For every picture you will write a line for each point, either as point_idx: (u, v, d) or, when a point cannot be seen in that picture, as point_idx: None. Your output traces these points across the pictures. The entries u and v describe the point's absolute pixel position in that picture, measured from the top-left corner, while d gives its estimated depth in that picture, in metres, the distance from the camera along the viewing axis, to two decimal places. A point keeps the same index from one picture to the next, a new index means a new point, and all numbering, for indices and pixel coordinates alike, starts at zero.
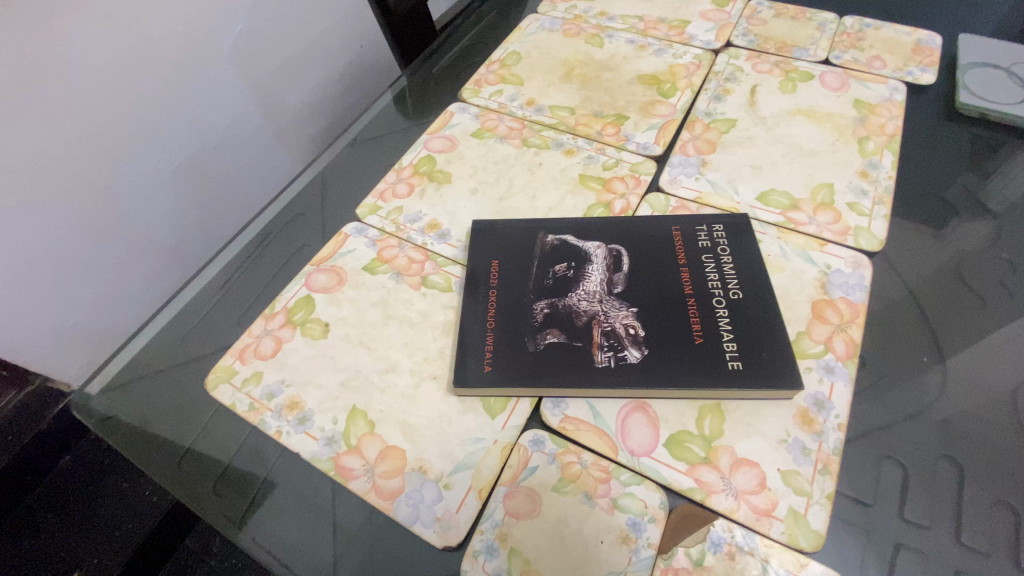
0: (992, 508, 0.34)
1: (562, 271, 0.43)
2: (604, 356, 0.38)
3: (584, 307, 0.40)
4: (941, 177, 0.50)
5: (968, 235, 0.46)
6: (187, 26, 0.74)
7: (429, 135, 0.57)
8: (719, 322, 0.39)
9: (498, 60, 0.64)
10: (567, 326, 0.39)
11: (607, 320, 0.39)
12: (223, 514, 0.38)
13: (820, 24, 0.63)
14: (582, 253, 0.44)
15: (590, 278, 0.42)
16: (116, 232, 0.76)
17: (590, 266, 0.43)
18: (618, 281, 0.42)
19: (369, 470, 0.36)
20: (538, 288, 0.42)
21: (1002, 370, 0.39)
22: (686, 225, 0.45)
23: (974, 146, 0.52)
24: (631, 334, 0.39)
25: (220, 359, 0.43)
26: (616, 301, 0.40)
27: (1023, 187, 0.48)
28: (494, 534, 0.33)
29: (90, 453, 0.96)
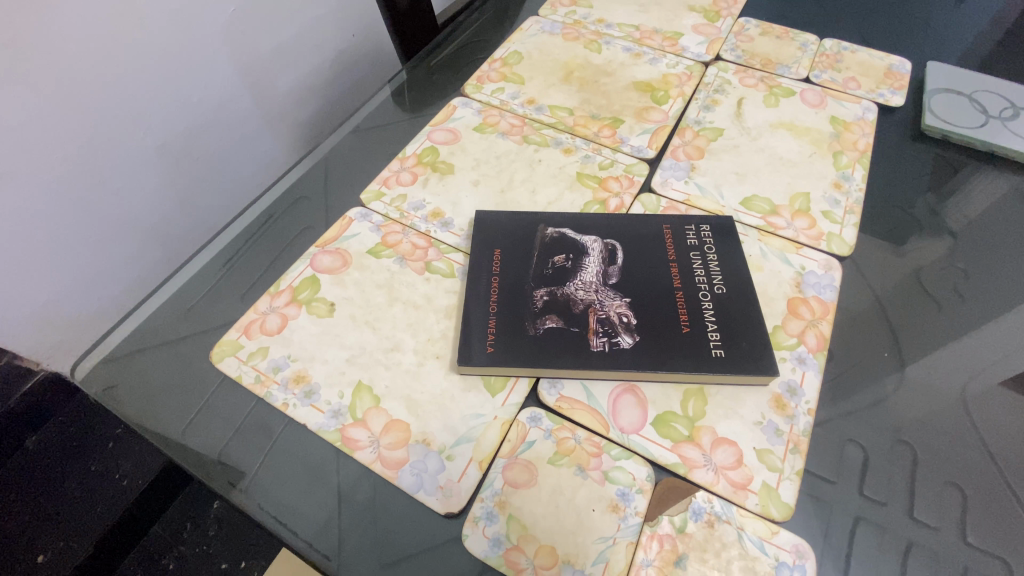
0: (940, 487, 0.38)
1: (560, 262, 0.45)
2: (599, 342, 0.41)
3: (581, 295, 0.43)
4: (905, 193, 0.54)
5: (928, 246, 0.51)
6: (181, 3, 0.73)
7: (432, 127, 0.59)
8: (704, 313, 0.42)
9: (500, 58, 0.67)
10: (565, 312, 0.42)
11: (603, 308, 0.42)
12: (229, 481, 0.39)
13: (802, 44, 0.67)
14: (579, 245, 0.46)
15: (586, 269, 0.45)
16: (98, 207, 0.75)
17: (586, 258, 0.45)
18: (613, 273, 0.44)
19: (375, 441, 0.38)
20: (538, 277, 0.44)
21: (952, 367, 0.43)
22: (676, 224, 0.48)
23: (936, 166, 0.57)
24: (624, 322, 0.41)
25: (226, 334, 0.45)
26: (611, 291, 0.43)
27: (976, 205, 0.53)
28: (494, 502, 0.36)
29: (57, 434, 0.93)
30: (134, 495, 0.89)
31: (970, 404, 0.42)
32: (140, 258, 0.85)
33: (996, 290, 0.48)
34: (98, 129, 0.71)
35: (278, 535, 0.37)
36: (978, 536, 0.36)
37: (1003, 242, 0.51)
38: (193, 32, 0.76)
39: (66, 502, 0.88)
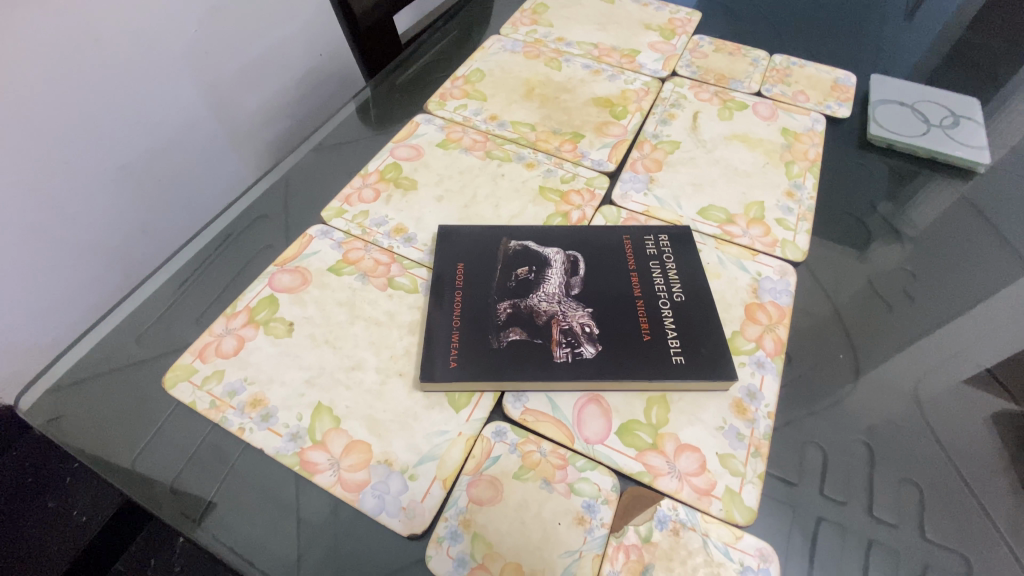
0: (897, 485, 0.39)
1: (524, 274, 0.45)
2: (563, 353, 0.41)
3: (544, 307, 0.43)
4: (854, 199, 0.57)
5: (877, 249, 0.53)
6: (142, 24, 0.72)
7: (395, 144, 0.59)
8: (665, 321, 0.43)
9: (462, 76, 0.67)
10: (528, 324, 0.42)
11: (566, 319, 0.42)
12: (182, 513, 0.37)
13: (753, 60, 0.70)
14: (542, 258, 0.47)
15: (549, 281, 0.45)
16: (52, 232, 0.73)
17: (549, 270, 0.46)
18: (576, 284, 0.45)
19: (335, 464, 0.37)
20: (501, 289, 0.44)
21: (903, 365, 0.45)
22: (635, 234, 0.49)
23: (882, 172, 0.59)
24: (586, 332, 0.42)
25: (179, 358, 0.43)
26: (574, 302, 0.43)
27: (919, 208, 0.56)
28: (458, 521, 0.35)
29: (9, 471, 0.88)
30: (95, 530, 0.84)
31: (923, 401, 0.43)
32: (98, 284, 0.82)
33: (942, 291, 0.50)
34: (53, 152, 0.68)
35: (236, 566, 0.35)
36: (935, 531, 0.37)
37: (948, 245, 0.53)
38: (153, 53, 0.75)
39: (18, 544, 0.82)
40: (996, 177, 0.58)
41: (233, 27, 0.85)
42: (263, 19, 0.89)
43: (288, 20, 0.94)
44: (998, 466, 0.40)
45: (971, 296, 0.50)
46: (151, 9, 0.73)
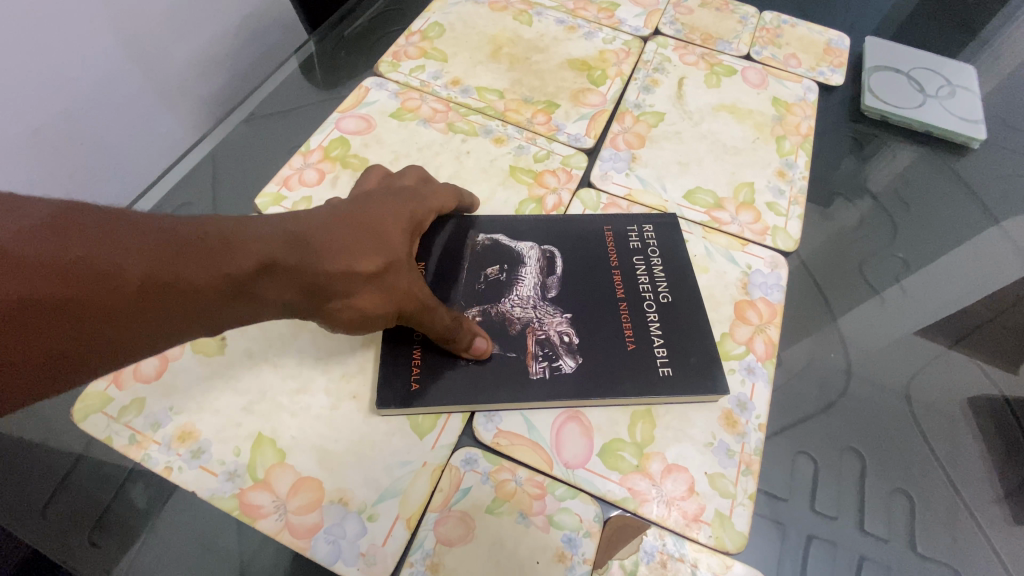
0: (889, 494, 0.37)
1: (494, 275, 0.40)
2: (539, 367, 0.36)
3: (517, 314, 0.38)
4: (847, 179, 0.53)
5: (871, 234, 0.50)
6: None
7: (341, 113, 0.51)
8: (651, 326, 0.39)
9: (418, 31, 0.59)
10: (500, 335, 0.37)
11: (542, 328, 0.38)
12: (103, 569, 0.33)
13: (742, 17, 0.63)
14: (514, 254, 0.41)
15: (523, 282, 0.40)
16: None
17: (523, 268, 0.41)
18: (552, 284, 0.40)
19: (281, 506, 0.32)
20: (467, 292, 0.39)
21: (896, 364, 0.43)
22: (616, 224, 0.44)
23: (876, 150, 0.55)
24: (565, 343, 0.37)
25: (89, 383, 0.36)
26: (550, 306, 0.39)
27: (913, 189, 0.53)
28: (425, 566, 0.31)
29: None
30: None
31: (914, 400, 0.41)
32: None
33: (935, 279, 0.47)
34: None
35: None
36: (926, 543, 0.36)
37: (940, 227, 0.51)
38: None
39: None
40: (990, 151, 0.55)
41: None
42: None
43: None
44: (987, 467, 0.39)
45: (963, 282, 0.48)
46: None
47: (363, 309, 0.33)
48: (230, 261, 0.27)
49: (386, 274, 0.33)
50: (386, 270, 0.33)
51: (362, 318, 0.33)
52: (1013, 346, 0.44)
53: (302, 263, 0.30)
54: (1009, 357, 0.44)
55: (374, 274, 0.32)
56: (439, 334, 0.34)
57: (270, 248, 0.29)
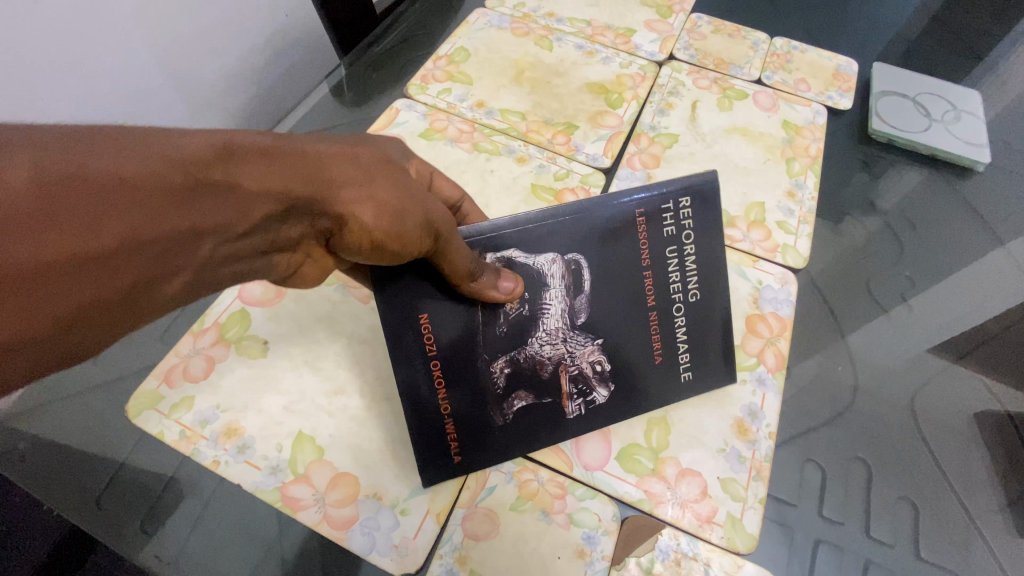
0: (896, 502, 0.39)
1: (516, 309, 0.36)
2: (575, 406, 0.37)
3: (547, 353, 0.36)
4: (855, 199, 0.55)
5: (879, 251, 0.52)
6: None
7: (374, 133, 0.55)
8: (678, 330, 0.38)
9: (445, 55, 0.62)
10: (532, 385, 0.37)
11: (573, 362, 0.37)
12: (155, 554, 0.35)
13: (753, 43, 0.66)
14: (536, 276, 0.35)
15: (550, 312, 0.36)
16: None
17: (546, 293, 0.36)
18: (580, 306, 0.36)
19: (320, 499, 0.35)
20: (489, 343, 0.35)
21: (902, 378, 0.44)
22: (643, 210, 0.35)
23: (884, 171, 0.58)
24: (597, 373, 0.37)
25: (142, 382, 0.39)
26: (580, 335, 0.37)
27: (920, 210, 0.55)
28: (453, 558, 0.33)
29: None
30: None
31: (919, 412, 0.43)
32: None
33: (940, 296, 0.49)
34: None
35: None
36: (929, 551, 0.37)
37: (946, 246, 0.52)
38: None
39: None
40: (996, 175, 0.57)
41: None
42: None
43: None
44: (991, 478, 0.40)
45: (968, 300, 0.49)
46: None
47: (381, 220, 0.30)
48: (178, 147, 0.23)
49: (398, 181, 0.31)
50: (397, 180, 0.31)
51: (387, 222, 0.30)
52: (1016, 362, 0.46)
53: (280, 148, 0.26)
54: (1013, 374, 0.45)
55: (368, 163, 0.30)
56: (462, 258, 0.32)
57: (278, 149, 0.26)
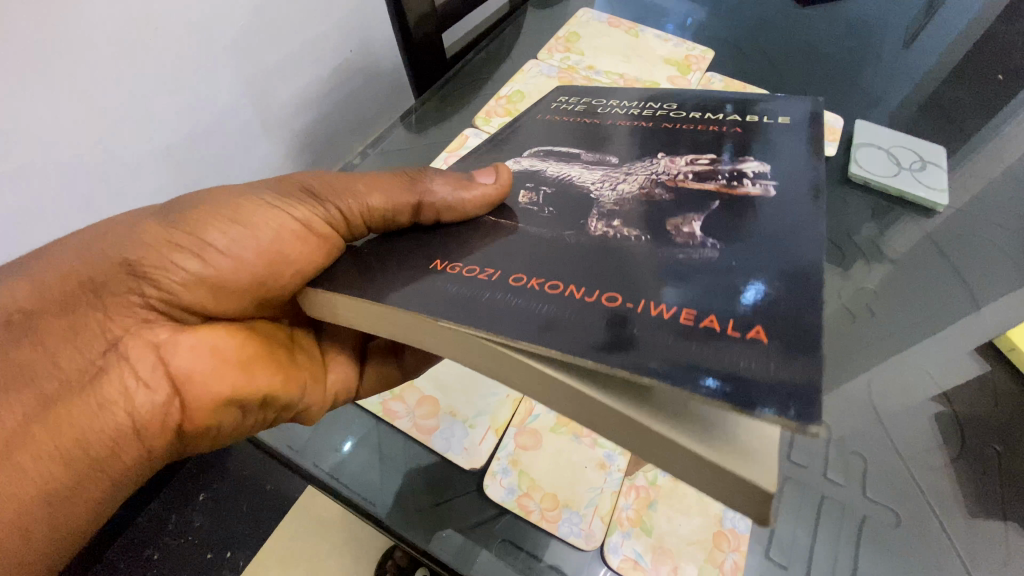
0: (846, 456, 0.51)
1: (545, 191, 0.43)
2: (758, 186, 0.38)
3: (632, 187, 0.41)
4: (850, 227, 0.69)
5: (867, 273, 0.66)
6: (199, 15, 0.76)
7: (448, 154, 0.69)
8: (709, 116, 0.48)
9: (505, 96, 0.77)
10: (680, 211, 0.37)
11: (667, 174, 0.42)
12: (286, 442, 0.49)
13: None
14: (534, 172, 0.46)
15: (584, 177, 0.44)
16: (96, 205, 0.75)
17: (548, 173, 0.46)
18: (596, 155, 0.46)
19: (411, 413, 0.49)
20: (567, 219, 0.39)
21: (855, 368, 0.58)
22: (541, 113, 0.56)
23: (873, 207, 0.71)
24: (710, 164, 0.41)
25: None
26: (632, 164, 0.44)
27: (903, 241, 0.69)
28: (508, 460, 0.46)
29: None
30: None
31: (874, 390, 0.56)
32: None
33: (904, 305, 0.63)
34: (104, 130, 0.71)
35: (332, 484, 0.47)
36: (873, 492, 0.49)
37: (924, 287, 0.65)
38: (201, 41, 0.78)
39: None
40: (951, 217, 0.70)
41: (285, 24, 0.89)
42: (305, 14, 0.92)
43: (327, 16, 0.97)
44: (919, 445, 0.53)
45: (927, 309, 0.63)
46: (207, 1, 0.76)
47: (227, 217, 0.41)
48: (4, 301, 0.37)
49: (178, 206, 0.42)
50: (173, 204, 0.42)
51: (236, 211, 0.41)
52: (947, 361, 0.60)
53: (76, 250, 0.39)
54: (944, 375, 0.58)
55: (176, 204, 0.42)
56: (384, 203, 0.43)
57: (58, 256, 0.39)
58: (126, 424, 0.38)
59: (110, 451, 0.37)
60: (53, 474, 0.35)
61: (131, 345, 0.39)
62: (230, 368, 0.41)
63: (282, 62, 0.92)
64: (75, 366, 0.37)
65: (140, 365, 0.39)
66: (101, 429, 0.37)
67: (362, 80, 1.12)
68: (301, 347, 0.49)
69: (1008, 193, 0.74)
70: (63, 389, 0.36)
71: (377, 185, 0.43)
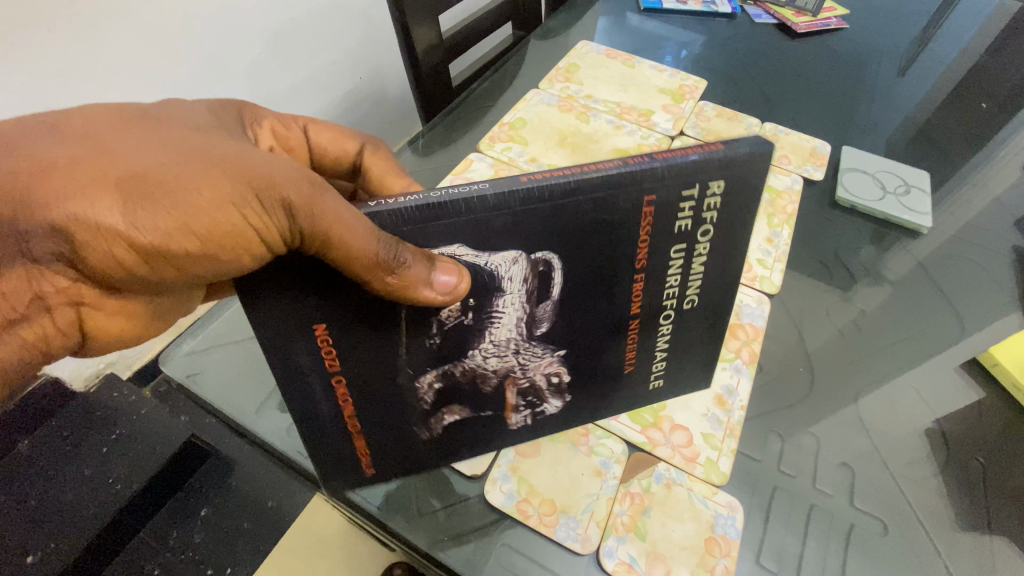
0: (836, 467, 0.53)
1: (462, 317, 0.39)
2: (520, 416, 0.46)
3: (492, 364, 0.42)
4: (847, 250, 0.72)
5: (867, 299, 0.68)
6: (218, 46, 0.80)
7: (454, 176, 0.73)
8: (664, 334, 0.45)
9: (508, 122, 0.81)
10: (469, 401, 0.44)
11: (525, 374, 0.44)
12: (295, 447, 0.51)
13: (748, 126, 0.84)
14: (494, 284, 0.38)
15: (499, 326, 0.41)
16: None
17: (497, 301, 0.39)
18: (543, 314, 0.41)
19: None
20: (426, 360, 0.41)
21: (844, 383, 0.60)
22: (670, 199, 0.37)
23: (862, 231, 0.74)
24: (551, 384, 0.45)
25: None
26: (536, 344, 0.42)
27: (899, 266, 0.71)
28: (508, 467, 0.48)
29: (53, 436, 1.02)
30: (129, 496, 0.97)
31: (861, 404, 0.58)
32: None
33: (894, 326, 0.65)
34: None
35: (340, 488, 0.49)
36: (860, 501, 0.51)
37: (915, 314, 0.67)
38: (219, 69, 0.82)
39: (63, 496, 0.97)
40: (937, 240, 0.74)
41: (298, 52, 0.93)
42: (319, 44, 0.97)
43: (339, 46, 1.01)
44: (908, 457, 0.55)
45: (914, 329, 0.65)
46: (228, 34, 0.80)
47: (194, 214, 0.33)
48: None
49: (138, 181, 0.32)
50: (135, 170, 0.32)
51: (208, 218, 0.33)
52: (935, 377, 0.61)
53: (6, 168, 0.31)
54: (934, 391, 0.60)
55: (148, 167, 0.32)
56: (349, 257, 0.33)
57: None
58: (36, 360, 0.38)
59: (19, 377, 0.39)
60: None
61: (54, 303, 0.36)
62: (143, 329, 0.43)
63: (293, 89, 0.96)
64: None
65: (59, 319, 0.37)
66: (11, 366, 0.37)
67: (370, 106, 1.16)
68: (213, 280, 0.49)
69: (994, 218, 0.77)
70: None
71: (361, 232, 0.33)
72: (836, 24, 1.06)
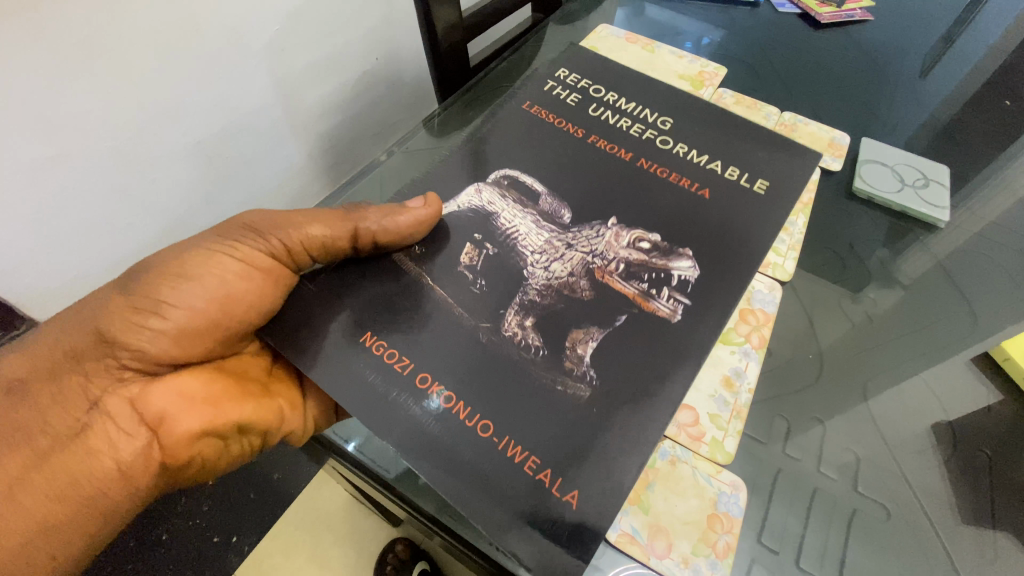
0: (841, 451, 0.54)
1: (477, 249, 0.50)
2: (670, 304, 0.47)
3: (555, 272, 0.48)
4: (864, 244, 0.71)
5: (883, 297, 0.67)
6: (236, 21, 0.77)
7: None
8: (690, 156, 0.56)
9: None
10: (590, 321, 0.46)
11: (609, 261, 0.49)
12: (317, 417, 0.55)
13: (765, 114, 0.81)
14: (485, 213, 0.52)
15: (523, 248, 0.50)
16: (128, 194, 0.78)
17: (499, 220, 0.52)
18: (551, 206, 0.53)
19: None
20: (489, 305, 0.47)
21: (853, 371, 0.60)
22: (542, 97, 0.61)
23: (879, 222, 0.73)
24: (650, 252, 0.50)
25: None
26: (582, 230, 0.51)
27: (915, 265, 0.70)
28: None
29: None
30: None
31: (869, 394, 0.58)
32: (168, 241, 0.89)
33: (904, 317, 0.66)
34: (144, 124, 0.74)
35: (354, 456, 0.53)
36: (864, 487, 0.52)
37: (928, 310, 0.66)
38: (239, 48, 0.79)
39: None
40: (957, 236, 0.73)
41: (317, 29, 0.90)
42: (334, 22, 0.93)
43: (356, 25, 0.98)
44: (915, 448, 0.55)
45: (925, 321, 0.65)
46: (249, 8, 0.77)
47: (189, 266, 0.49)
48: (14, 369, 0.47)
49: (140, 274, 0.49)
50: (135, 278, 0.49)
51: (202, 261, 0.49)
52: (943, 371, 0.62)
53: (70, 326, 0.48)
54: (946, 390, 0.60)
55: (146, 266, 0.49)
56: (324, 227, 0.49)
57: (53, 333, 0.48)
58: (112, 471, 0.46)
59: (101, 496, 0.46)
60: (52, 517, 0.44)
61: (106, 403, 0.48)
62: (197, 404, 0.48)
63: (310, 68, 0.93)
64: (59, 426, 0.46)
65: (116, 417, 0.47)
66: (91, 478, 0.45)
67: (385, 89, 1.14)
68: (274, 376, 0.54)
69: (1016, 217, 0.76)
70: (55, 445, 0.45)
71: (332, 216, 0.50)
72: (861, 16, 1.03)
